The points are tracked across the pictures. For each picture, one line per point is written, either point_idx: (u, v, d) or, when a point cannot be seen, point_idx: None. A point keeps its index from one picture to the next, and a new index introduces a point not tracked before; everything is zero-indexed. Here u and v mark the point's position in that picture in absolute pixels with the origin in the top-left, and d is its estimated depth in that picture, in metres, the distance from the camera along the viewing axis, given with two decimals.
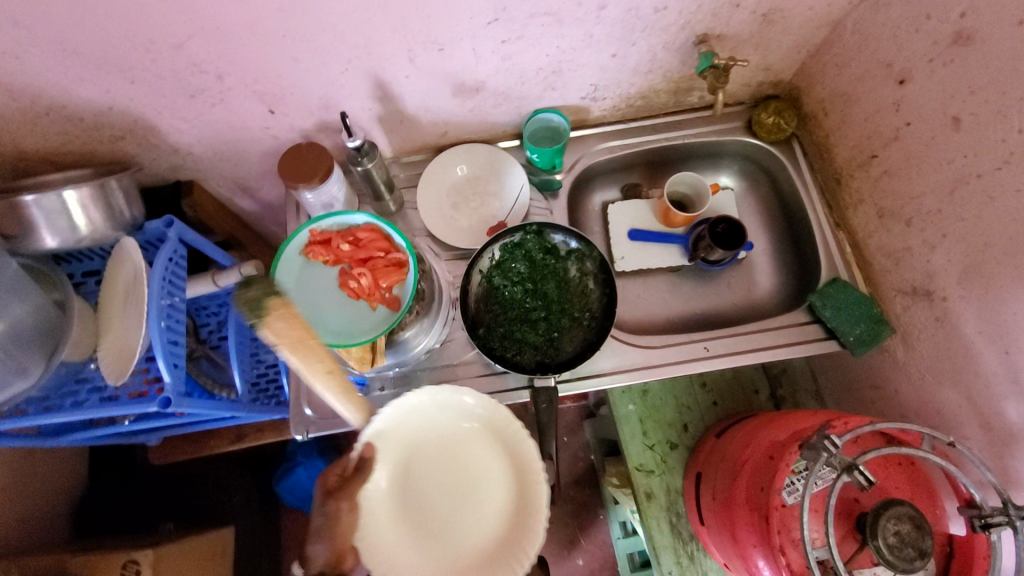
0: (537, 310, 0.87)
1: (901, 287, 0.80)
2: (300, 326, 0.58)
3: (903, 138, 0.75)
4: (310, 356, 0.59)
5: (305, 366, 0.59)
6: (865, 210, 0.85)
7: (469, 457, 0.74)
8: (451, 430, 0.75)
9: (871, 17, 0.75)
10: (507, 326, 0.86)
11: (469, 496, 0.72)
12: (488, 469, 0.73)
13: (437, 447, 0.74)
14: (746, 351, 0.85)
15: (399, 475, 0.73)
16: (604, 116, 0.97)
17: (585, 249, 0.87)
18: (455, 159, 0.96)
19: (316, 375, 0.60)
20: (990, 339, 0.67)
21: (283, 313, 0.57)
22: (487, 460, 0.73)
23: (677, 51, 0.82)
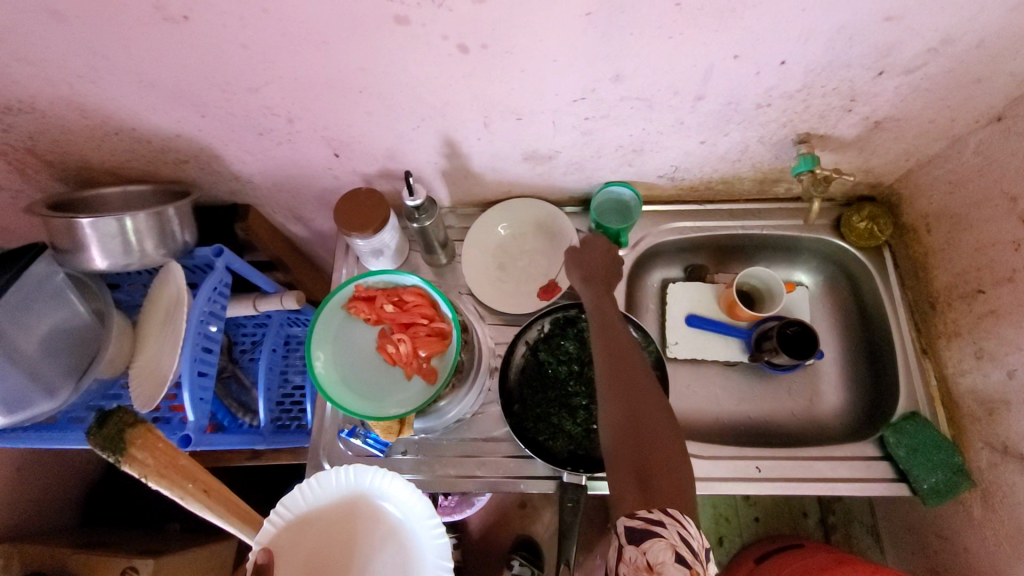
0: (579, 396, 0.81)
1: (991, 441, 0.71)
2: (167, 451, 0.59)
3: (1019, 281, 0.67)
4: (180, 480, 0.60)
5: (177, 490, 0.59)
6: (960, 345, 0.76)
7: (381, 545, 0.69)
8: (330, 522, 0.70)
9: (1001, 142, 0.67)
10: (545, 407, 0.81)
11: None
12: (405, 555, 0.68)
13: (341, 540, 0.69)
14: (800, 479, 0.77)
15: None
16: (679, 194, 0.91)
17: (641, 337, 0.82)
18: (502, 218, 0.92)
19: (190, 498, 0.61)
20: None
21: (144, 441, 0.58)
22: (378, 547, 0.69)
23: (772, 145, 0.75)
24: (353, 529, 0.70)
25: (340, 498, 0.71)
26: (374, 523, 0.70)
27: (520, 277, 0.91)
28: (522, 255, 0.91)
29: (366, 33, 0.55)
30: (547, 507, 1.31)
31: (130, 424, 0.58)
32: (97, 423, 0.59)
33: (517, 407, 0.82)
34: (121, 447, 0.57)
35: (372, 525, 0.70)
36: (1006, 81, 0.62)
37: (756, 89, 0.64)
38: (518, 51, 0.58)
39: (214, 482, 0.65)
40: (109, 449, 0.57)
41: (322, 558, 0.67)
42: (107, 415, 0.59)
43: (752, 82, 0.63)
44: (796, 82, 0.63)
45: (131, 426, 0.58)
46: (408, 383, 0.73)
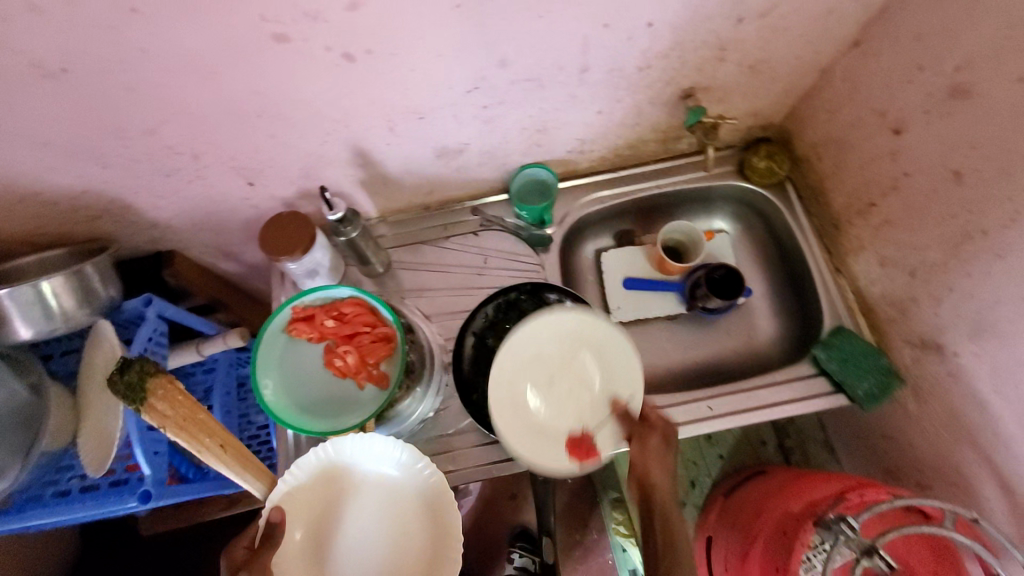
0: None
1: (909, 338, 0.77)
2: (186, 402, 0.59)
3: (902, 187, 0.73)
4: (198, 433, 0.59)
5: (196, 444, 0.59)
6: (866, 257, 0.82)
7: (387, 509, 0.71)
8: (337, 482, 0.72)
9: (860, 65, 0.73)
10: None
11: (377, 546, 0.70)
12: (410, 517, 0.70)
13: (351, 502, 0.71)
14: (750, 409, 0.82)
15: (314, 536, 0.69)
16: (592, 166, 0.95)
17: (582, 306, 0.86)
18: (549, 332, 0.75)
19: (208, 452, 0.60)
20: (1007, 401, 0.64)
21: (165, 392, 0.57)
22: (382, 508, 0.71)
23: (663, 104, 0.80)
24: (361, 488, 0.72)
25: (349, 462, 0.72)
26: (383, 487, 0.72)
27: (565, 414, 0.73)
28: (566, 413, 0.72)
29: (250, 56, 0.56)
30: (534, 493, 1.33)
31: (151, 373, 0.58)
32: (119, 370, 0.59)
33: (475, 395, 0.83)
34: (139, 396, 0.56)
35: (379, 487, 0.72)
36: (850, 10, 0.68)
37: (634, 53, 0.68)
38: (403, 51, 0.60)
39: (231, 438, 0.64)
40: (127, 395, 0.56)
41: (332, 509, 0.71)
42: (128, 363, 0.59)
43: (628, 47, 0.67)
44: (668, 40, 0.67)
45: (152, 374, 0.57)
46: (360, 393, 0.73)
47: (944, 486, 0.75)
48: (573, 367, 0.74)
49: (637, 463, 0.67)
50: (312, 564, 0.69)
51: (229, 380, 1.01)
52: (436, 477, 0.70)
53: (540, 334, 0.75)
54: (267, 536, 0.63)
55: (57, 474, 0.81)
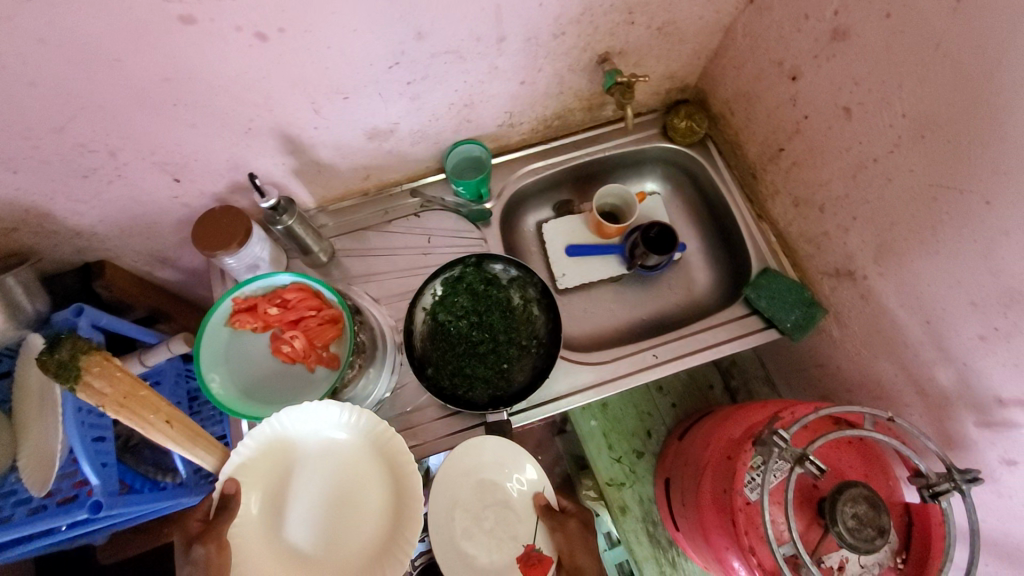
0: (484, 342, 0.86)
1: (826, 269, 0.83)
2: (125, 381, 0.55)
3: (804, 130, 0.79)
4: (143, 411, 0.56)
5: (138, 424, 0.55)
6: (782, 200, 0.88)
7: (346, 472, 0.71)
8: (295, 450, 0.71)
9: (757, 20, 0.79)
10: (456, 361, 0.85)
11: (337, 508, 0.70)
12: (370, 478, 0.71)
13: (308, 468, 0.71)
14: (691, 353, 0.88)
15: (271, 504, 0.69)
16: (523, 139, 0.97)
17: (526, 275, 0.88)
18: (459, 479, 0.78)
19: (157, 429, 0.57)
20: (911, 311, 0.71)
21: (102, 369, 0.53)
22: (342, 473, 0.71)
23: (582, 71, 0.83)
24: (320, 455, 0.71)
25: (307, 430, 0.71)
26: (341, 452, 0.72)
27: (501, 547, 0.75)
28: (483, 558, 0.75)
29: (159, 40, 0.56)
30: None
31: (84, 350, 0.53)
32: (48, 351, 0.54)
33: (430, 370, 0.84)
34: (73, 373, 0.52)
35: (339, 453, 0.72)
36: None
37: (547, 20, 0.71)
38: (317, 28, 0.61)
39: (178, 413, 0.60)
40: (60, 374, 0.52)
41: (290, 478, 0.70)
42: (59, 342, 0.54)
43: (540, 14, 0.70)
44: (577, 5, 0.70)
45: (88, 351, 0.53)
46: (312, 377, 0.74)
47: (871, 401, 0.82)
48: (488, 494, 0.77)
49: (566, 551, 0.71)
50: (271, 532, 0.68)
51: (179, 391, 0.99)
52: (396, 438, 0.70)
53: (463, 477, 0.78)
54: (224, 507, 0.64)
55: None
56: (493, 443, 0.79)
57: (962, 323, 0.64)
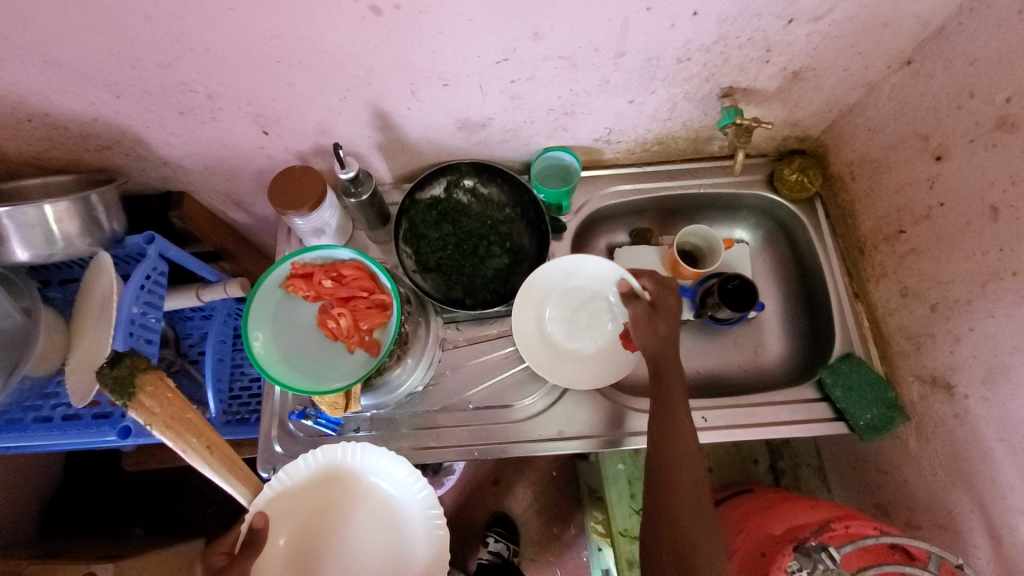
0: (479, 242, 0.87)
1: (920, 373, 0.74)
2: (173, 401, 0.63)
3: (934, 218, 0.69)
4: (186, 433, 0.62)
5: (181, 443, 0.61)
6: (887, 285, 0.79)
7: (374, 521, 0.72)
8: (328, 487, 0.73)
9: (911, 85, 0.69)
10: (475, 274, 0.86)
11: (360, 556, 0.71)
12: (396, 532, 0.72)
13: (339, 508, 0.72)
14: (744, 425, 0.80)
15: (298, 540, 0.71)
16: (616, 157, 0.92)
17: (452, 175, 0.87)
18: (530, 299, 0.84)
19: (194, 452, 0.62)
20: (1012, 451, 0.61)
21: (154, 389, 0.62)
22: (369, 523, 0.72)
23: (697, 101, 0.77)
24: (347, 499, 0.73)
25: (345, 469, 0.73)
26: (371, 497, 0.73)
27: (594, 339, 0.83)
28: (595, 314, 0.83)
29: None
30: (519, 483, 1.32)
31: (142, 369, 0.62)
32: (109, 364, 0.63)
33: (467, 299, 0.85)
34: (130, 391, 0.60)
35: (372, 499, 0.73)
36: (911, 23, 0.64)
37: (674, 43, 0.65)
38: (432, 11, 0.57)
39: (218, 439, 0.66)
40: (118, 390, 0.61)
41: (315, 519, 0.72)
42: (119, 358, 0.63)
43: (669, 35, 0.64)
44: (712, 33, 0.64)
45: (144, 371, 0.62)
46: (350, 357, 0.73)
47: (934, 529, 0.73)
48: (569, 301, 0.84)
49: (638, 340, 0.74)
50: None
51: (227, 330, 1.01)
52: (429, 496, 0.71)
53: (535, 303, 0.85)
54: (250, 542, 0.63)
55: (39, 399, 0.81)
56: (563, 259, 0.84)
57: None
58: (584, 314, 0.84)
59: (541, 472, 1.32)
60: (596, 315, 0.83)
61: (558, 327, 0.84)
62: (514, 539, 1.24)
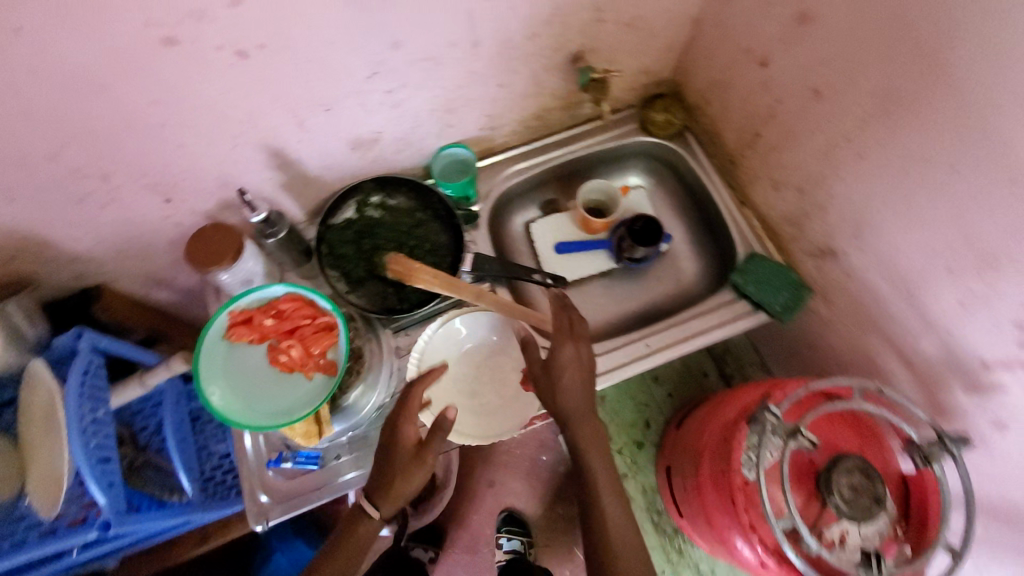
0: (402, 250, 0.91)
1: (809, 249, 0.85)
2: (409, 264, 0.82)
3: (776, 114, 0.81)
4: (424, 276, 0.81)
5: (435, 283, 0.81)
6: (761, 184, 0.90)
7: (488, 350, 0.89)
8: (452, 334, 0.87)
9: (723, 11, 0.81)
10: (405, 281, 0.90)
11: (477, 378, 0.87)
12: (505, 356, 0.88)
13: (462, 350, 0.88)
14: (684, 340, 0.89)
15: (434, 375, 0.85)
16: (504, 142, 0.99)
17: (358, 195, 0.91)
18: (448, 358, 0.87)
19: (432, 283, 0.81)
20: (893, 283, 0.72)
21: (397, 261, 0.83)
22: (483, 354, 0.88)
23: (557, 70, 0.85)
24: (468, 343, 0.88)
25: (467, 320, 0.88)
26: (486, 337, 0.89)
27: (496, 395, 0.86)
28: (504, 367, 0.88)
29: (144, 63, 0.57)
30: (513, 476, 1.36)
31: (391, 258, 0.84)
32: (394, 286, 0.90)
33: (404, 306, 0.89)
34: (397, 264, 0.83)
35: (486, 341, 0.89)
36: None
37: (519, 23, 0.73)
38: (296, 45, 0.62)
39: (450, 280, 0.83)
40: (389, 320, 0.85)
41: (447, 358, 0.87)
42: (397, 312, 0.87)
43: (513, 16, 0.71)
44: (547, 7, 0.72)
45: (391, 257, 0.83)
46: (309, 384, 0.75)
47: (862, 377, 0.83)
48: (482, 360, 0.88)
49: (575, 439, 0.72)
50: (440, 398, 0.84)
51: (183, 409, 1.00)
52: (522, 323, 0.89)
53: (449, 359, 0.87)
54: (439, 427, 0.71)
55: (8, 528, 0.76)
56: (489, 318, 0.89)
57: (938, 291, 0.66)
58: (494, 366, 0.88)
59: (531, 458, 1.36)
60: (500, 369, 0.88)
61: (469, 372, 0.87)
62: (519, 529, 1.27)
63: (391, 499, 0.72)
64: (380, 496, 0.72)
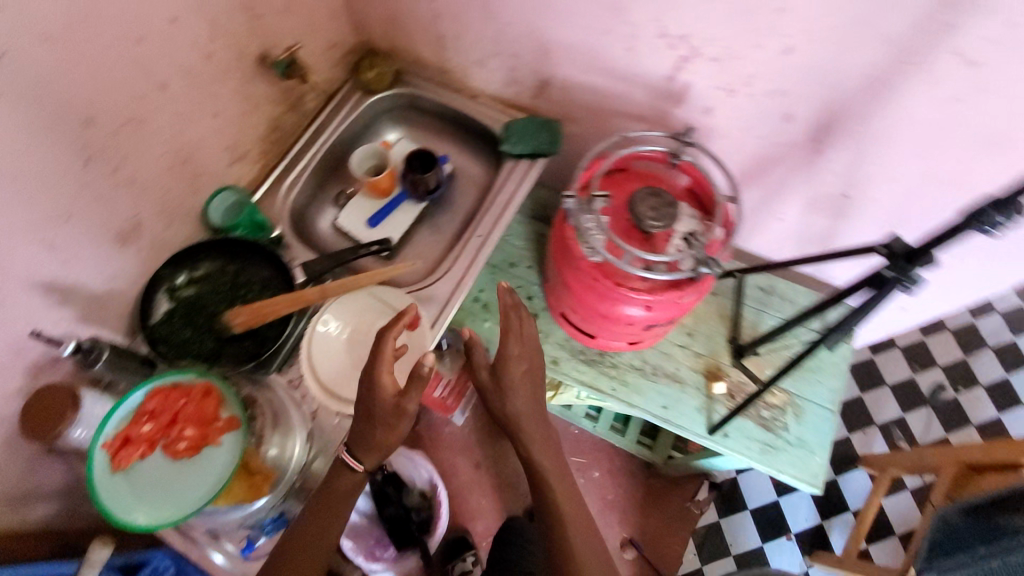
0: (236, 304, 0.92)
1: (534, 90, 1.02)
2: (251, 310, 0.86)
3: (438, 10, 0.96)
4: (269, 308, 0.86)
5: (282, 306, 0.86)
6: (473, 71, 1.06)
7: (365, 324, 0.92)
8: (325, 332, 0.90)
9: None
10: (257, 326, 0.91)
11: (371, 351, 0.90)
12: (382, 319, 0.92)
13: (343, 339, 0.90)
14: (503, 213, 1.02)
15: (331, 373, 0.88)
16: (261, 168, 1.04)
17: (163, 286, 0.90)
18: (336, 354, 0.89)
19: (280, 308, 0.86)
20: (589, 68, 0.90)
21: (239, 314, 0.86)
22: (362, 330, 0.91)
23: (257, 76, 0.93)
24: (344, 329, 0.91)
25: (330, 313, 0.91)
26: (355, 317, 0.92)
27: None
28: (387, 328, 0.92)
29: None
30: None
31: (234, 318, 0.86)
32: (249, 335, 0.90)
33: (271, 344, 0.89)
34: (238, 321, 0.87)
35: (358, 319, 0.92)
36: None
37: (190, 47, 0.79)
38: None
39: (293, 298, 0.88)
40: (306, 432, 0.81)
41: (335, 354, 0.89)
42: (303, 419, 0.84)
43: (179, 43, 0.77)
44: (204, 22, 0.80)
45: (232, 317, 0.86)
46: (224, 448, 0.75)
47: None
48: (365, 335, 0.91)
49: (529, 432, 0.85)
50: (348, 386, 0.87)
51: None
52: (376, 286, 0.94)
53: (337, 353, 0.89)
54: (418, 375, 0.72)
55: None
56: (347, 302, 0.93)
57: (611, 49, 0.85)
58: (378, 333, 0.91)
59: None
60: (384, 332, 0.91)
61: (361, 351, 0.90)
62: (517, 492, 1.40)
63: (376, 450, 0.77)
64: (365, 450, 0.77)
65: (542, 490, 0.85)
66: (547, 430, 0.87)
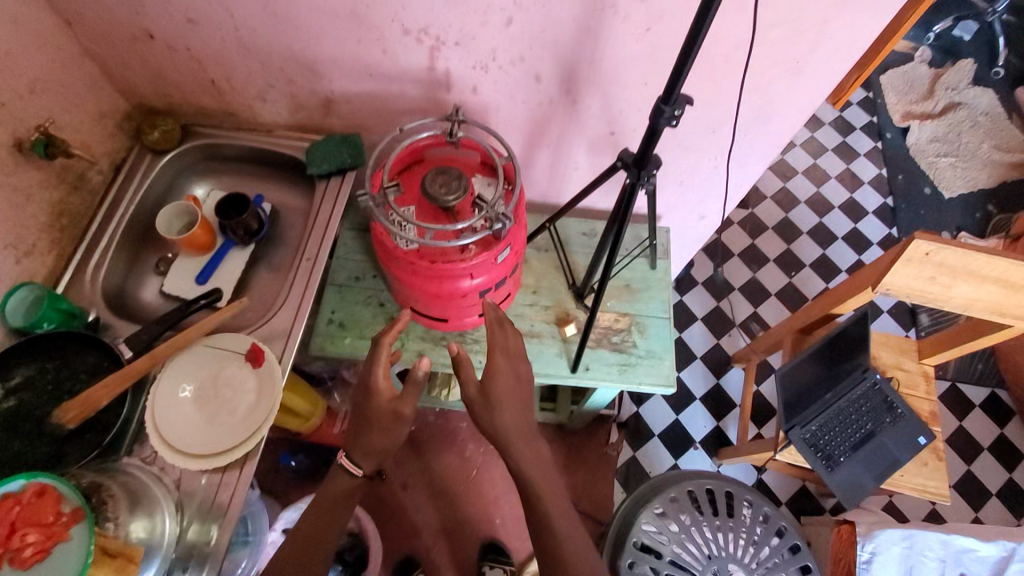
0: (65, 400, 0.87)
1: (320, 110, 1.06)
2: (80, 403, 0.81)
3: (199, 56, 0.97)
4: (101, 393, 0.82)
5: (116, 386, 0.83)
6: (257, 107, 1.08)
7: (208, 376, 0.91)
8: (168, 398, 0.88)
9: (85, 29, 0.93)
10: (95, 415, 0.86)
11: (221, 400, 0.90)
12: (224, 366, 0.92)
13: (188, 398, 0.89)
14: (327, 231, 1.05)
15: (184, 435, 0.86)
16: (60, 256, 0.99)
17: None
18: (185, 414, 0.88)
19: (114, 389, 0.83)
20: (358, 76, 0.96)
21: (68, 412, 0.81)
22: (207, 383, 0.91)
23: (19, 163, 0.89)
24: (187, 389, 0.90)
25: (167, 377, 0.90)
26: (196, 373, 0.91)
27: (247, 393, 0.90)
28: (231, 373, 0.91)
29: None
30: None
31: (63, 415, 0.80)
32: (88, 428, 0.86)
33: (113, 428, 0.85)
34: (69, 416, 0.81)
35: (198, 374, 0.91)
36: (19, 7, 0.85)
37: None
38: None
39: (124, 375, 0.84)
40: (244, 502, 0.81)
41: (184, 415, 0.88)
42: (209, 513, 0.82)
43: None
44: None
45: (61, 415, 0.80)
46: (75, 543, 0.70)
47: None
48: (211, 387, 0.90)
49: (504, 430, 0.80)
50: (206, 441, 0.86)
51: None
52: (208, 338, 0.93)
53: (187, 413, 0.88)
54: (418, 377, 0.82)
55: None
56: (183, 361, 0.91)
57: (368, 55, 0.91)
58: (224, 380, 0.91)
59: None
60: (230, 378, 0.91)
61: (211, 404, 0.89)
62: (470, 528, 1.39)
63: (372, 455, 0.84)
64: (363, 455, 0.85)
65: (535, 509, 0.79)
66: (536, 444, 0.82)
